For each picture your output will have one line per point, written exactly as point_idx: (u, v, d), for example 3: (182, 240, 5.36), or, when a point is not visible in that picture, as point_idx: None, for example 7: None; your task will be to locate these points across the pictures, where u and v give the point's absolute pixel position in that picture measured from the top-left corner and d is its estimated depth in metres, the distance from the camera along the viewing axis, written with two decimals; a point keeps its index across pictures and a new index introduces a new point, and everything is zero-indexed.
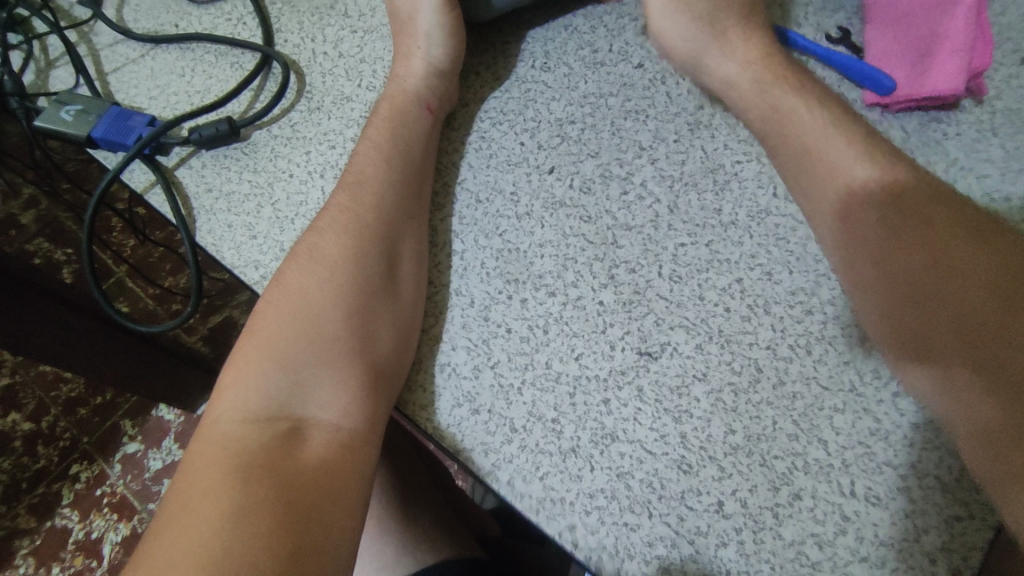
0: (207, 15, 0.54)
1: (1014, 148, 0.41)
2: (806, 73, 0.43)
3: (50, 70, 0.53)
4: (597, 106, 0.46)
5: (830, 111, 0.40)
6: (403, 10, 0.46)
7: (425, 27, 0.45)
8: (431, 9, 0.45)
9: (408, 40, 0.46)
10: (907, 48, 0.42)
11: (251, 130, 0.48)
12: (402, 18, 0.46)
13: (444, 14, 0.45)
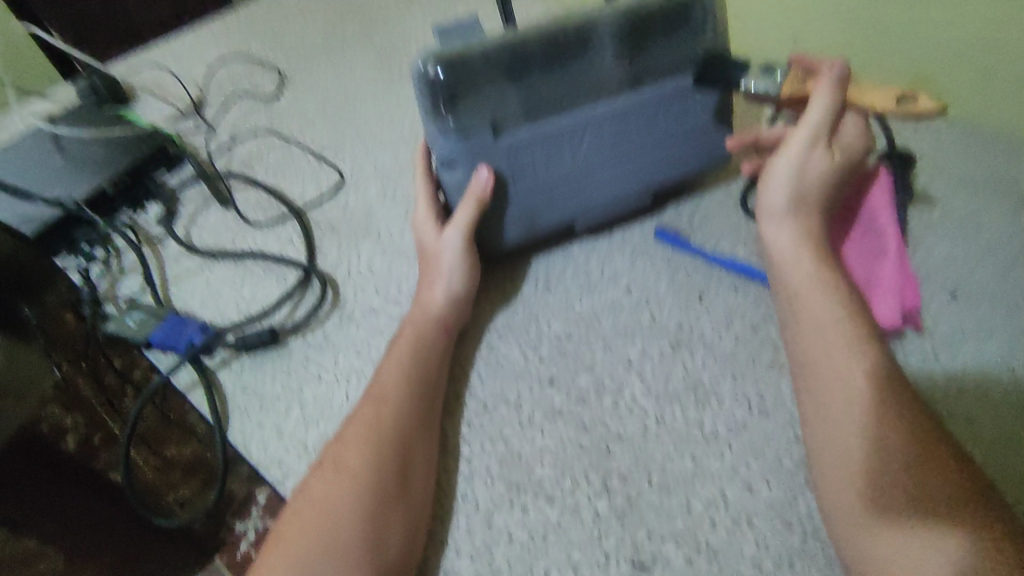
0: (260, 234, 0.64)
1: (942, 380, 0.49)
2: (809, 270, 0.46)
3: (120, 278, 0.62)
4: (591, 324, 0.53)
5: (824, 319, 0.44)
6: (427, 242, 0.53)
7: (447, 266, 0.51)
8: (452, 251, 0.51)
9: (431, 272, 0.52)
10: None
11: (289, 337, 0.55)
12: (428, 253, 0.52)
13: (463, 254, 0.51)
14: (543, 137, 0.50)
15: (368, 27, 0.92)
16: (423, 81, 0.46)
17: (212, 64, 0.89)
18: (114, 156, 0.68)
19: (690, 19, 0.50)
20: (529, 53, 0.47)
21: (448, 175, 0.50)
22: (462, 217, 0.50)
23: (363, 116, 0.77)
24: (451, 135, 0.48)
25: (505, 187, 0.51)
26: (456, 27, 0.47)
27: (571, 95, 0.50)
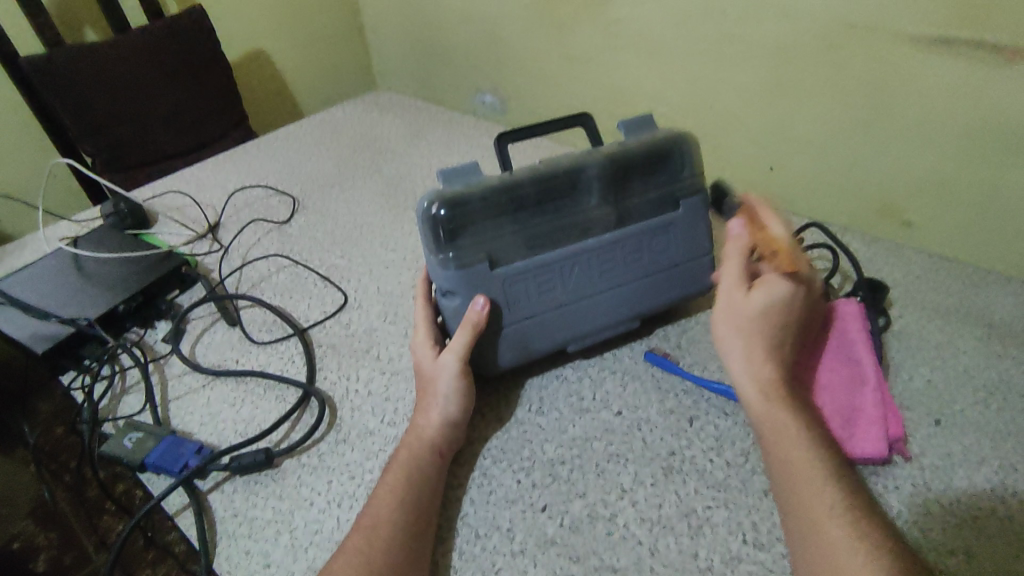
0: (264, 353, 0.66)
1: (936, 508, 0.49)
2: (777, 414, 0.47)
3: (122, 395, 0.63)
4: (583, 448, 0.54)
5: (792, 460, 0.44)
6: (423, 367, 0.54)
7: (442, 390, 0.52)
8: (447, 376, 0.52)
9: (427, 396, 0.53)
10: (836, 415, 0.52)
11: (283, 458, 0.55)
12: (425, 377, 0.54)
13: (458, 379, 0.52)
14: (536, 269, 0.54)
15: (377, 160, 1.01)
16: (428, 219, 0.50)
17: (231, 191, 0.96)
18: (131, 277, 0.72)
19: (668, 164, 0.56)
20: (525, 196, 0.52)
21: (447, 302, 0.54)
22: (457, 344, 0.52)
23: (369, 241, 0.82)
24: (451, 267, 0.52)
25: (500, 314, 0.54)
26: (458, 169, 0.52)
27: (564, 231, 0.54)
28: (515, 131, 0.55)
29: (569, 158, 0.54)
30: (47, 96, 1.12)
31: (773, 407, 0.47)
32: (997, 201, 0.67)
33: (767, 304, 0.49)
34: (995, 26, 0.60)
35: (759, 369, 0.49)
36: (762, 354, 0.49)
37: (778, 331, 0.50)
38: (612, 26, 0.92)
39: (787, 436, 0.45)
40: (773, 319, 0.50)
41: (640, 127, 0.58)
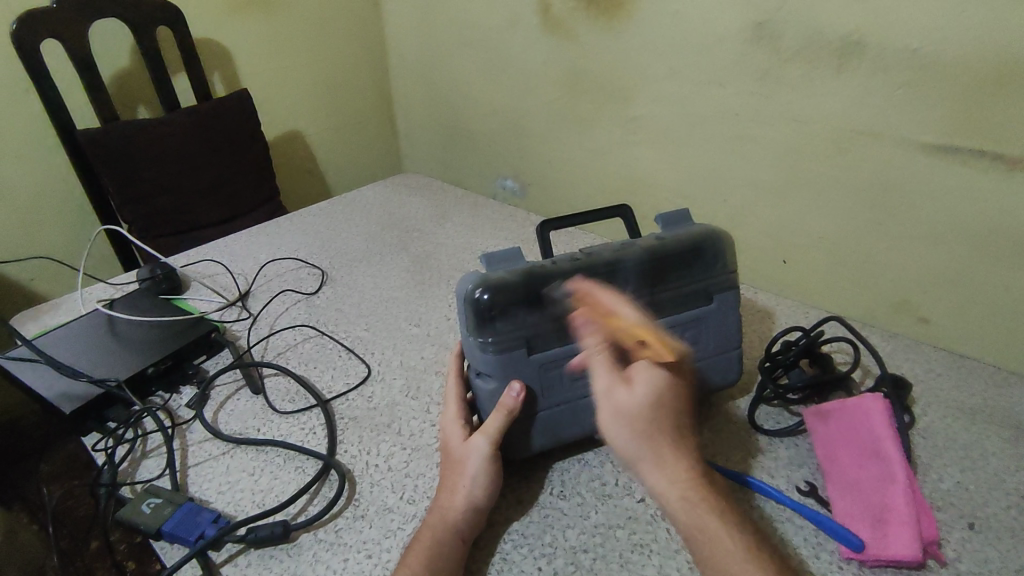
0: (285, 422, 0.67)
1: None
2: (699, 511, 0.46)
3: (142, 459, 0.63)
4: (606, 535, 0.53)
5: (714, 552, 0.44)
6: (450, 445, 0.54)
7: (471, 472, 0.52)
8: (478, 458, 0.52)
9: (453, 476, 0.52)
10: (866, 513, 0.51)
11: (299, 533, 0.54)
12: (453, 457, 0.53)
13: (488, 462, 0.52)
14: (570, 355, 0.55)
15: (404, 239, 1.05)
16: (470, 301, 0.52)
17: (262, 261, 0.99)
18: (161, 341, 0.73)
19: (702, 260, 0.58)
20: (565, 284, 0.54)
21: (482, 382, 0.55)
22: (492, 426, 0.53)
23: (394, 316, 0.84)
24: (489, 350, 0.53)
25: (534, 399, 0.55)
26: (500, 254, 0.55)
27: (598, 318, 0.55)
28: (558, 219, 0.58)
29: (607, 249, 0.56)
30: (96, 166, 1.18)
31: (696, 508, 0.46)
32: (1012, 300, 0.69)
33: (646, 398, 0.50)
34: (999, 136, 0.64)
35: (671, 471, 0.48)
36: (667, 447, 0.49)
37: (666, 418, 0.50)
38: (630, 122, 0.99)
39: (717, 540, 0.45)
40: (658, 406, 0.50)
41: (676, 223, 0.61)
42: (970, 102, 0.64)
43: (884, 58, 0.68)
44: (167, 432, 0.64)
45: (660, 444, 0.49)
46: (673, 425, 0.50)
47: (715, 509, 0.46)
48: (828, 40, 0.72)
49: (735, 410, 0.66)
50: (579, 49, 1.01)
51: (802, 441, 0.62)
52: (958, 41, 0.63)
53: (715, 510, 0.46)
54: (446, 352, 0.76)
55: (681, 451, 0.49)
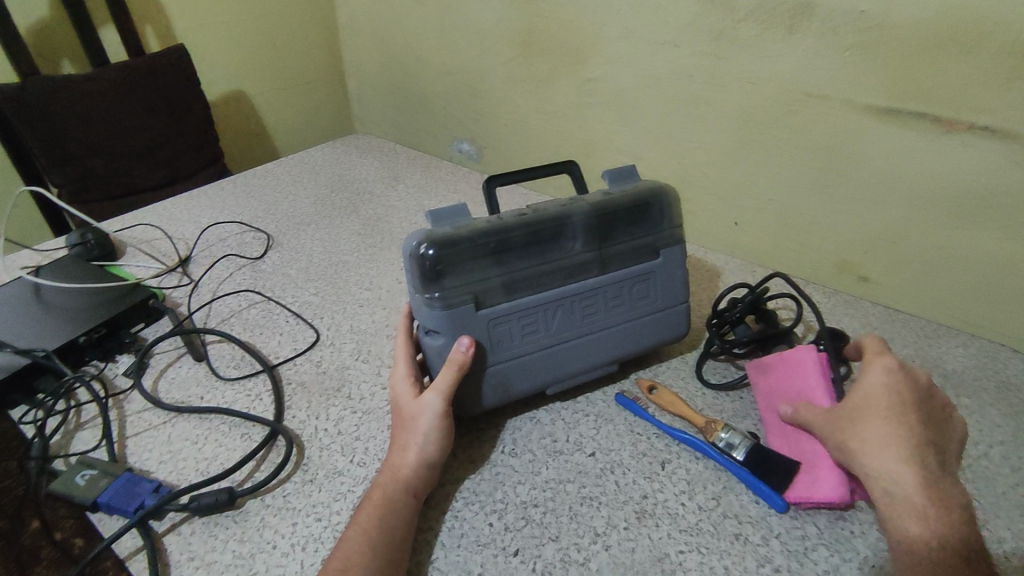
0: (229, 390, 0.65)
1: None
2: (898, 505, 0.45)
3: (76, 431, 0.60)
4: (556, 490, 0.53)
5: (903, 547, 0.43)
6: (403, 406, 0.54)
7: (423, 430, 0.51)
8: (430, 415, 0.51)
9: (405, 435, 0.52)
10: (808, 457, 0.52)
11: (246, 498, 0.53)
12: (404, 416, 0.53)
13: (440, 420, 0.52)
14: (519, 310, 0.54)
15: (354, 202, 1.02)
16: (416, 257, 0.51)
17: (203, 226, 0.95)
18: (93, 308, 0.70)
19: (649, 216, 0.58)
20: (514, 239, 0.53)
21: (430, 339, 0.54)
22: (443, 383, 0.52)
23: (344, 280, 0.82)
24: (437, 306, 0.52)
25: (484, 355, 0.54)
26: (446, 211, 0.54)
27: (548, 275, 0.55)
28: (504, 175, 0.57)
29: (555, 205, 0.56)
30: (18, 126, 1.10)
31: (899, 510, 0.44)
32: (944, 258, 0.72)
33: (874, 396, 0.49)
34: (936, 98, 0.65)
35: (889, 470, 0.45)
36: (892, 443, 0.46)
37: (894, 410, 0.48)
38: (585, 85, 0.97)
39: (915, 543, 0.43)
40: (889, 400, 0.48)
41: (623, 178, 0.60)
42: (910, 64, 0.65)
43: (833, 19, 0.69)
44: (103, 402, 0.61)
45: (880, 441, 0.46)
46: (904, 419, 0.47)
47: (926, 506, 0.44)
48: (778, 2, 0.72)
49: (682, 367, 0.68)
50: (532, 7, 0.99)
51: (746, 393, 0.64)
52: (902, 2, 0.63)
53: (925, 518, 0.43)
54: (397, 315, 0.75)
55: (913, 452, 0.46)
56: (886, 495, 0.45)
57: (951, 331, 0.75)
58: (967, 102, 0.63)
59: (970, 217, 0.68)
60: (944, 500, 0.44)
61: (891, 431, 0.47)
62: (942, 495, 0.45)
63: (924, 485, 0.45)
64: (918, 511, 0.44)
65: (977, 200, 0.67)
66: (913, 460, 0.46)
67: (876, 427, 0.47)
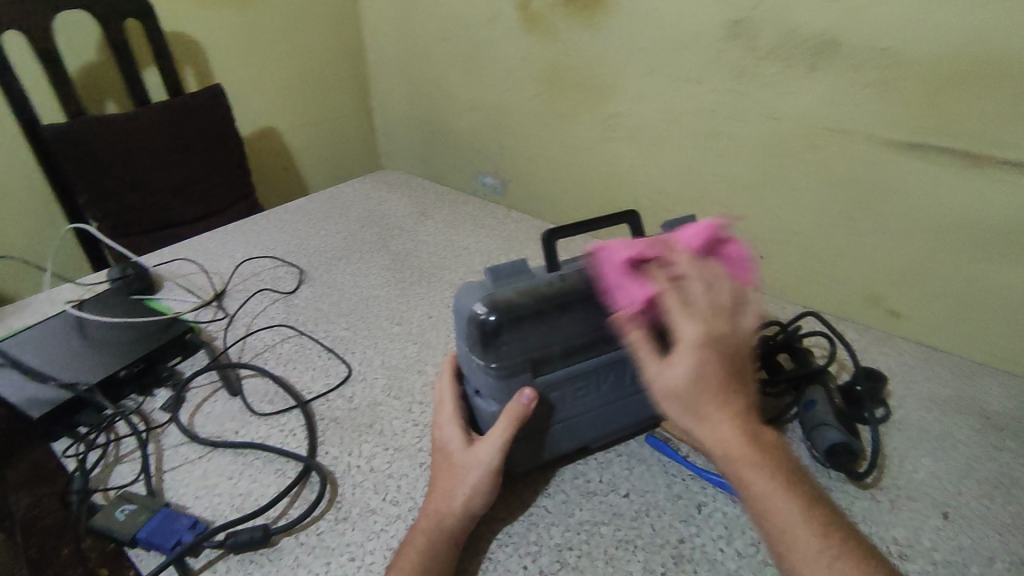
0: (263, 424, 0.65)
1: None
2: (751, 481, 0.43)
3: (115, 464, 0.61)
4: (590, 533, 0.53)
5: (782, 532, 0.41)
6: (454, 451, 0.53)
7: (473, 481, 0.50)
8: (482, 468, 0.50)
9: (452, 480, 0.51)
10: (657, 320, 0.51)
11: (279, 537, 0.53)
12: (454, 461, 0.52)
13: (492, 473, 0.50)
14: (575, 375, 0.54)
15: (383, 237, 1.04)
16: (476, 323, 0.49)
17: (237, 260, 0.97)
18: (134, 342, 0.72)
19: None
20: (576, 303, 0.51)
21: (483, 402, 0.54)
22: (499, 438, 0.50)
23: (374, 315, 0.83)
24: (492, 375, 0.51)
25: (536, 417, 0.54)
26: (505, 268, 0.51)
27: (608, 340, 0.53)
28: (564, 227, 0.54)
29: None
30: (63, 163, 1.14)
31: (743, 480, 0.43)
32: (981, 295, 0.71)
33: (689, 373, 0.44)
34: (968, 136, 0.65)
35: (722, 439, 0.44)
36: (721, 418, 0.44)
37: (719, 383, 0.44)
38: (610, 120, 0.99)
39: (763, 501, 0.42)
40: (709, 373, 0.43)
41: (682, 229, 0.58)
42: (942, 101, 0.65)
43: (858, 57, 0.69)
44: (142, 436, 0.62)
45: (707, 417, 0.44)
46: (721, 387, 0.44)
47: (765, 472, 0.43)
48: (803, 39, 0.73)
49: None
50: (557, 46, 1.01)
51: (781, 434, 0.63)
52: (929, 40, 0.64)
53: (773, 471, 0.43)
54: (428, 352, 0.75)
55: (739, 418, 0.44)
56: (728, 462, 0.44)
57: (990, 370, 0.74)
58: (1000, 138, 0.63)
59: (1009, 254, 0.67)
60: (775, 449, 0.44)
61: (717, 407, 0.44)
62: (777, 457, 0.44)
63: (761, 437, 0.44)
64: (762, 479, 0.43)
65: (1015, 236, 0.66)
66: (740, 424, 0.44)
67: (703, 399, 0.44)
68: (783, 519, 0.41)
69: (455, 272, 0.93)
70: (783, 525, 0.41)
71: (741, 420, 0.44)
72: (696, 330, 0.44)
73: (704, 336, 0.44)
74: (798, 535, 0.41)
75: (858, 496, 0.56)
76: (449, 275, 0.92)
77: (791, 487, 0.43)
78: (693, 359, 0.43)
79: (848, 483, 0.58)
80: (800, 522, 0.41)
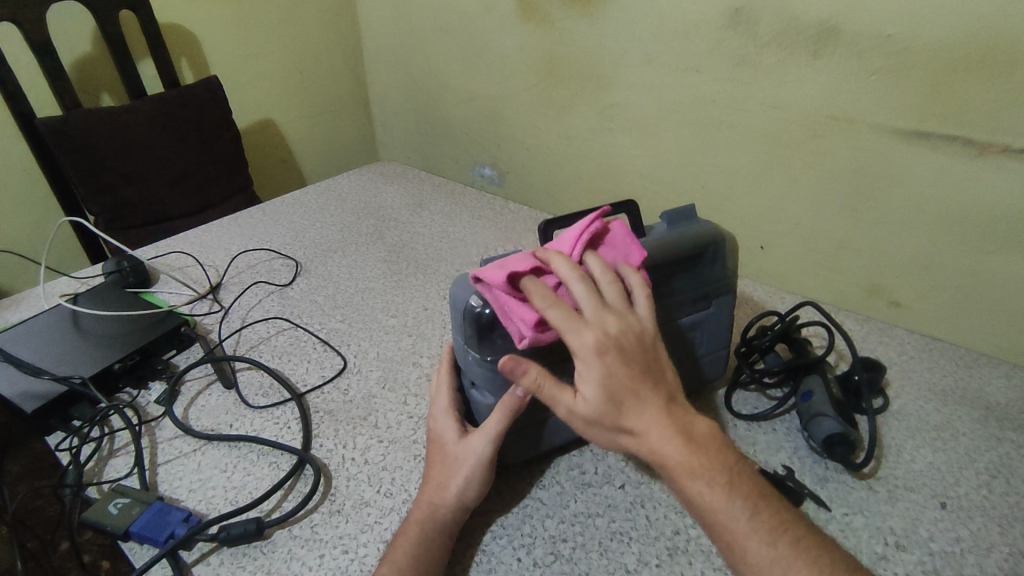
0: (258, 417, 0.65)
1: None
2: (687, 484, 0.42)
3: (109, 457, 0.61)
4: (585, 524, 0.52)
5: (728, 535, 0.41)
6: (447, 443, 0.52)
7: (465, 473, 0.50)
8: (475, 460, 0.50)
9: (445, 472, 0.51)
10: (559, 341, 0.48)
11: (273, 530, 0.53)
12: (448, 452, 0.52)
13: (485, 464, 0.50)
14: (571, 368, 0.53)
15: (380, 229, 1.03)
16: (471, 316, 0.49)
17: (233, 253, 0.97)
18: (129, 336, 0.71)
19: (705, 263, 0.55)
20: None
21: (478, 394, 0.53)
22: (493, 428, 0.50)
23: (370, 307, 0.83)
24: (487, 366, 0.50)
25: (529, 408, 0.53)
26: (501, 261, 0.51)
27: None
28: (559, 219, 0.53)
29: None
30: (59, 157, 1.13)
31: (677, 480, 0.43)
32: (982, 284, 0.70)
33: (599, 391, 0.43)
34: (969, 123, 0.64)
35: (650, 446, 0.43)
36: (649, 424, 0.43)
37: (633, 391, 0.43)
38: (608, 110, 0.98)
39: (705, 501, 0.42)
40: (620, 385, 0.43)
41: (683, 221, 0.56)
42: (944, 89, 0.64)
43: (859, 44, 0.68)
44: (136, 430, 0.62)
45: (632, 430, 0.43)
46: (635, 396, 0.43)
47: (699, 471, 0.42)
48: (804, 26, 0.72)
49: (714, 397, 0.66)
50: (555, 35, 1.00)
51: (778, 425, 0.63)
52: (931, 26, 0.63)
53: (706, 471, 0.42)
54: (423, 344, 0.75)
55: (666, 421, 0.44)
56: (660, 467, 0.43)
57: (991, 360, 0.73)
58: (1002, 125, 0.62)
59: (1011, 242, 0.66)
60: (706, 441, 0.44)
61: (642, 415, 0.43)
62: (711, 450, 0.44)
63: (688, 433, 0.44)
64: (698, 477, 0.42)
65: (1018, 225, 0.65)
66: (667, 425, 0.43)
67: (618, 410, 0.43)
68: (728, 522, 0.41)
69: (451, 263, 0.92)
70: (729, 527, 0.41)
71: (665, 420, 0.44)
72: (586, 346, 0.42)
73: (597, 350, 0.42)
74: (740, 532, 0.41)
75: (855, 487, 0.56)
76: (445, 267, 0.92)
77: (730, 482, 0.42)
78: (595, 376, 0.42)
79: (846, 474, 0.57)
80: (742, 516, 0.41)
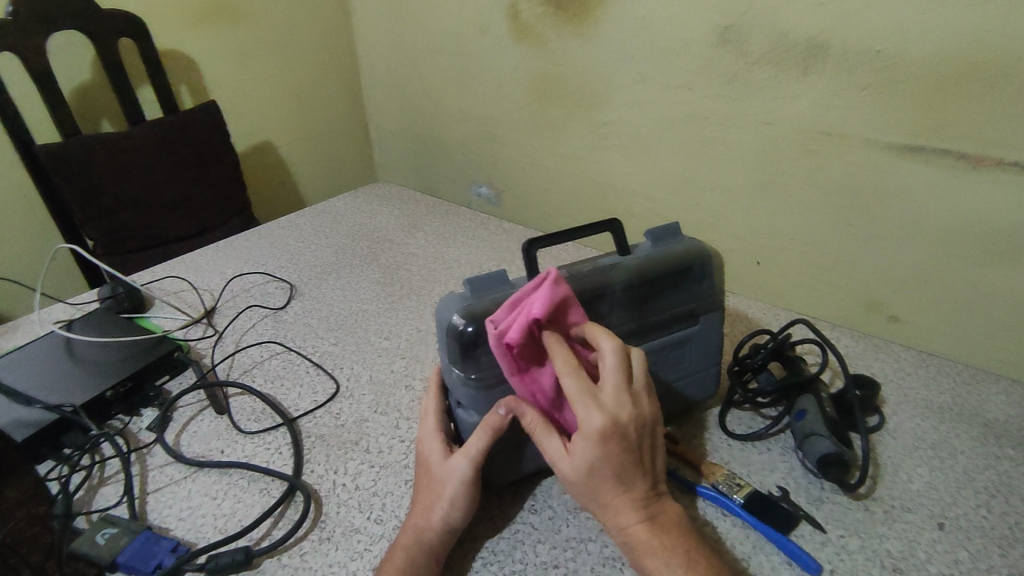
0: (249, 443, 0.65)
1: None
2: (652, 561, 0.44)
3: (99, 486, 0.61)
4: (578, 549, 0.52)
5: None
6: (433, 465, 0.52)
7: (450, 495, 0.49)
8: (457, 481, 0.49)
9: (431, 495, 0.50)
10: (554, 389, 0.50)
11: (262, 558, 0.52)
12: (432, 474, 0.51)
13: (468, 485, 0.49)
14: None
15: (375, 250, 1.04)
16: (455, 334, 0.49)
17: (229, 275, 0.97)
18: (121, 362, 0.71)
19: (691, 279, 0.56)
20: None
21: (464, 413, 0.53)
22: (473, 448, 0.49)
23: (364, 329, 0.83)
24: (470, 386, 0.50)
25: (517, 429, 0.53)
26: (485, 279, 0.51)
27: None
28: (546, 236, 0.52)
29: (598, 270, 0.53)
30: (58, 182, 1.14)
31: (636, 549, 0.45)
32: (978, 298, 0.70)
33: (587, 463, 0.44)
34: (957, 138, 0.64)
35: (618, 518, 0.45)
36: (621, 500, 0.45)
37: (618, 471, 0.44)
38: (602, 129, 0.98)
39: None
40: (608, 464, 0.44)
41: (667, 238, 0.57)
42: (932, 104, 0.65)
43: (847, 61, 0.69)
44: (126, 457, 0.62)
45: (610, 501, 0.45)
46: (621, 473, 0.44)
47: (661, 551, 0.44)
48: (792, 44, 0.72)
49: (707, 416, 0.66)
50: (549, 55, 1.01)
51: (773, 444, 0.62)
52: (918, 42, 0.63)
53: (666, 551, 0.44)
54: (417, 365, 0.75)
55: (640, 499, 0.45)
56: (623, 538, 0.45)
57: (991, 376, 0.72)
58: (990, 138, 0.63)
59: (1004, 255, 0.66)
60: (671, 524, 0.46)
61: (618, 490, 0.45)
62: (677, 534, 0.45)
63: (652, 516, 0.45)
64: (656, 553, 0.44)
65: (1011, 238, 0.65)
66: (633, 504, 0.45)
67: (597, 482, 0.45)
68: None
69: (446, 284, 0.93)
70: None
71: (640, 495, 0.45)
72: (596, 427, 0.43)
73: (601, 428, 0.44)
74: None
75: (851, 508, 0.55)
76: (439, 287, 0.92)
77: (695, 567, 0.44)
78: (589, 449, 0.44)
79: (841, 494, 0.57)
80: None
